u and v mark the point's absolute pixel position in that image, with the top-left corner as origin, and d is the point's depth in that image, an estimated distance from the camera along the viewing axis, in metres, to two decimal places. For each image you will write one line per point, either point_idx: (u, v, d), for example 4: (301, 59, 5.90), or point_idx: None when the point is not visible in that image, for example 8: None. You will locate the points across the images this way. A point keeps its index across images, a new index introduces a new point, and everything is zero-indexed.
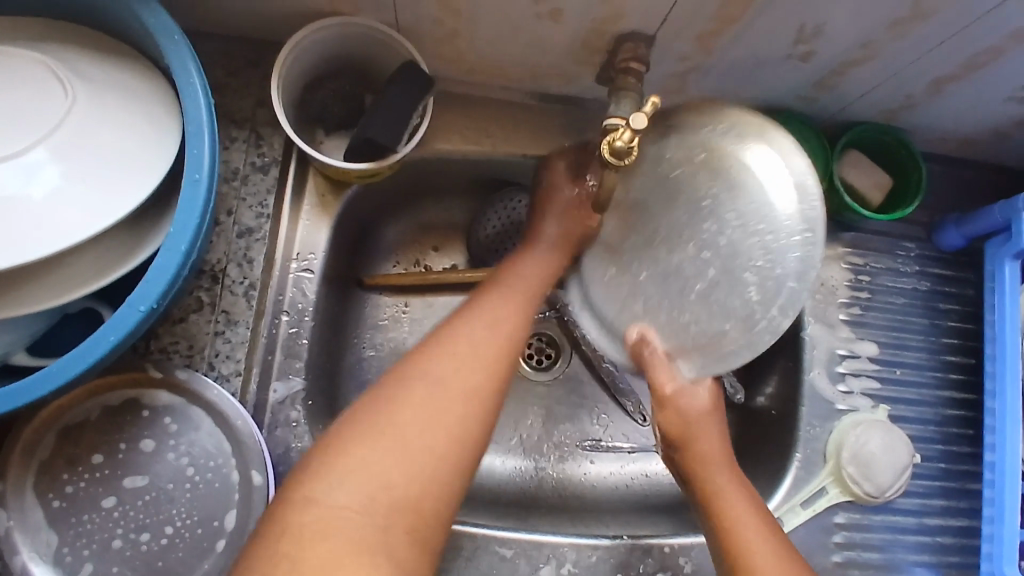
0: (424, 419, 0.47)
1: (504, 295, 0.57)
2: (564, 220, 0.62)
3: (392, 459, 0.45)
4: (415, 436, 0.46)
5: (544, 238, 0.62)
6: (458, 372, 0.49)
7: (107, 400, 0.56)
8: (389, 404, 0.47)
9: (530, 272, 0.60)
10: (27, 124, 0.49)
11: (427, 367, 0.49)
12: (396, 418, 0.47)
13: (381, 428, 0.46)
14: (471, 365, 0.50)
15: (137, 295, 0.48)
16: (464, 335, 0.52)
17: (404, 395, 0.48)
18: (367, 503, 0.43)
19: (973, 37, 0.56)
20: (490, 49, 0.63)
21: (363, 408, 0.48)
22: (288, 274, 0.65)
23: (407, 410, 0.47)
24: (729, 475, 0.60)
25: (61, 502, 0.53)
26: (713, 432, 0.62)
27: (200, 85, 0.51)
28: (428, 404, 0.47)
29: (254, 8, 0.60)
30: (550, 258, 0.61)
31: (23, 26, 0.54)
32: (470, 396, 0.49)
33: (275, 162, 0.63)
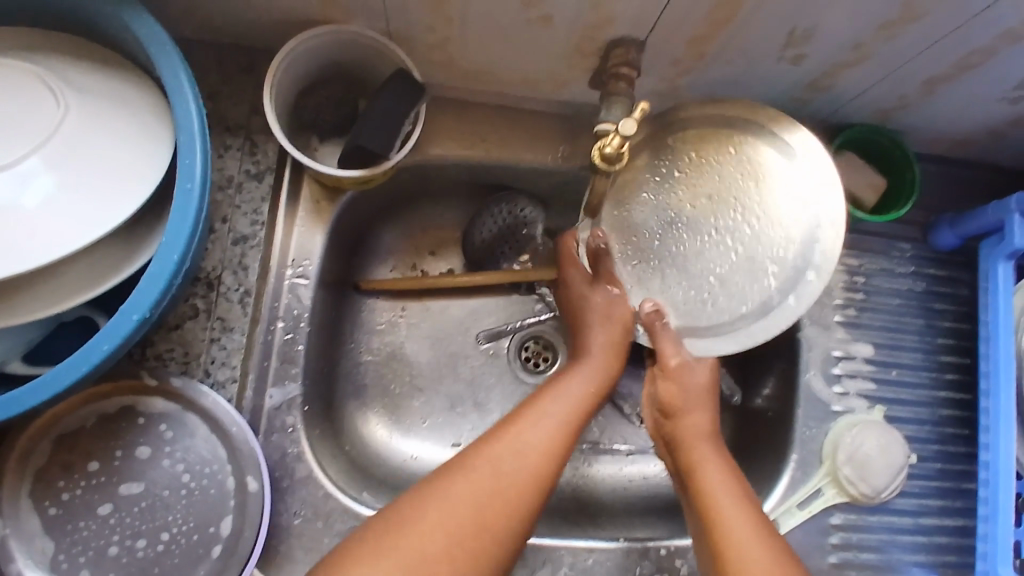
0: (443, 529, 0.50)
1: (556, 405, 0.59)
2: (607, 329, 0.64)
3: (427, 547, 0.49)
4: (445, 524, 0.50)
5: (590, 347, 0.63)
6: (489, 490, 0.52)
7: (103, 407, 0.56)
8: (429, 498, 0.51)
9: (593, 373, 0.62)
10: (20, 135, 0.49)
11: (459, 479, 0.52)
12: (442, 507, 0.51)
13: (413, 525, 0.50)
14: (507, 483, 0.53)
15: (131, 304, 0.48)
16: (503, 450, 0.54)
17: (444, 492, 0.51)
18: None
19: (963, 38, 0.56)
20: (482, 55, 0.63)
21: (399, 509, 0.51)
22: (284, 280, 0.65)
23: (443, 499, 0.51)
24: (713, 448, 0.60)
25: (57, 509, 0.54)
26: (705, 409, 0.63)
27: (192, 94, 0.51)
28: (452, 516, 0.50)
29: (247, 16, 0.61)
30: (602, 369, 0.62)
31: (16, 37, 0.54)
32: (501, 512, 0.52)
33: (270, 169, 0.63)
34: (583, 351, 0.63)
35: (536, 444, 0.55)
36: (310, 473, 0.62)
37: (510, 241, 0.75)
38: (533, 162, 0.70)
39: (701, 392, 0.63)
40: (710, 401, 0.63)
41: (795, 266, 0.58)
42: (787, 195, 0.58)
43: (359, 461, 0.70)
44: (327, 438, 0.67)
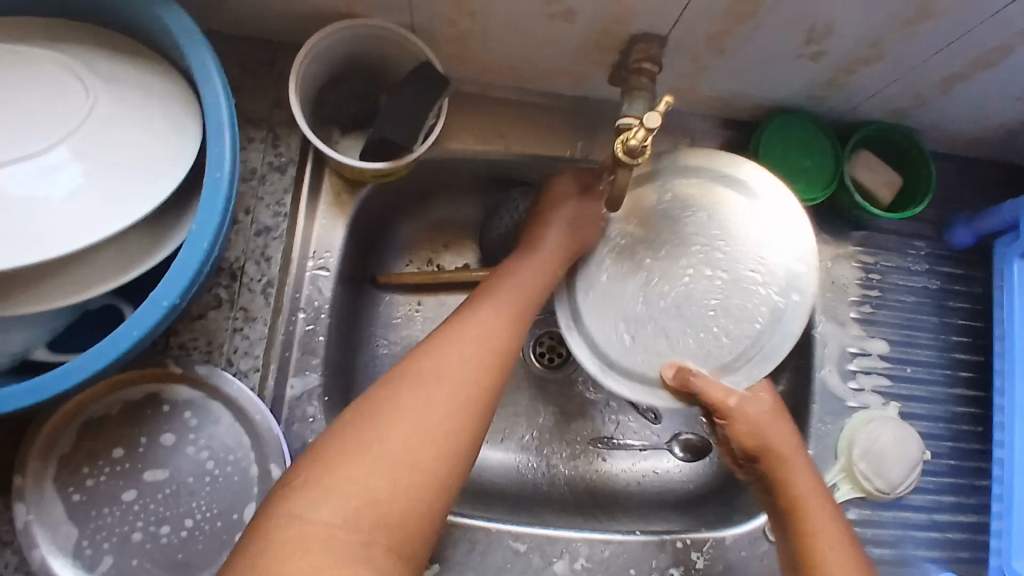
0: (408, 437, 0.46)
1: (497, 307, 0.55)
2: (569, 228, 0.60)
3: (392, 456, 0.45)
4: (409, 433, 0.46)
5: (546, 245, 0.59)
6: (444, 392, 0.48)
7: (128, 395, 0.56)
8: (391, 402, 0.47)
9: (517, 291, 0.57)
10: (51, 124, 0.50)
11: (415, 385, 0.48)
12: (402, 412, 0.47)
13: (374, 433, 0.46)
14: (456, 383, 0.49)
15: (161, 291, 0.49)
16: (450, 350, 0.51)
17: (407, 398, 0.48)
18: (374, 491, 0.44)
19: (982, 36, 0.57)
20: (504, 50, 0.63)
21: (361, 413, 0.47)
22: (305, 272, 0.66)
23: (405, 408, 0.47)
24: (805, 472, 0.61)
25: (82, 495, 0.54)
26: (784, 432, 0.62)
27: (221, 85, 0.52)
28: (413, 424, 0.46)
29: (271, 10, 0.61)
30: (552, 266, 0.59)
31: (44, 27, 0.55)
32: (454, 416, 0.48)
33: (292, 162, 0.64)
34: (527, 265, 0.59)
35: (470, 350, 0.51)
36: None
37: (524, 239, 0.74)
38: (550, 157, 0.71)
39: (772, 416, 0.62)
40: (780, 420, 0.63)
41: (767, 266, 0.56)
42: (752, 222, 0.57)
43: None
44: None
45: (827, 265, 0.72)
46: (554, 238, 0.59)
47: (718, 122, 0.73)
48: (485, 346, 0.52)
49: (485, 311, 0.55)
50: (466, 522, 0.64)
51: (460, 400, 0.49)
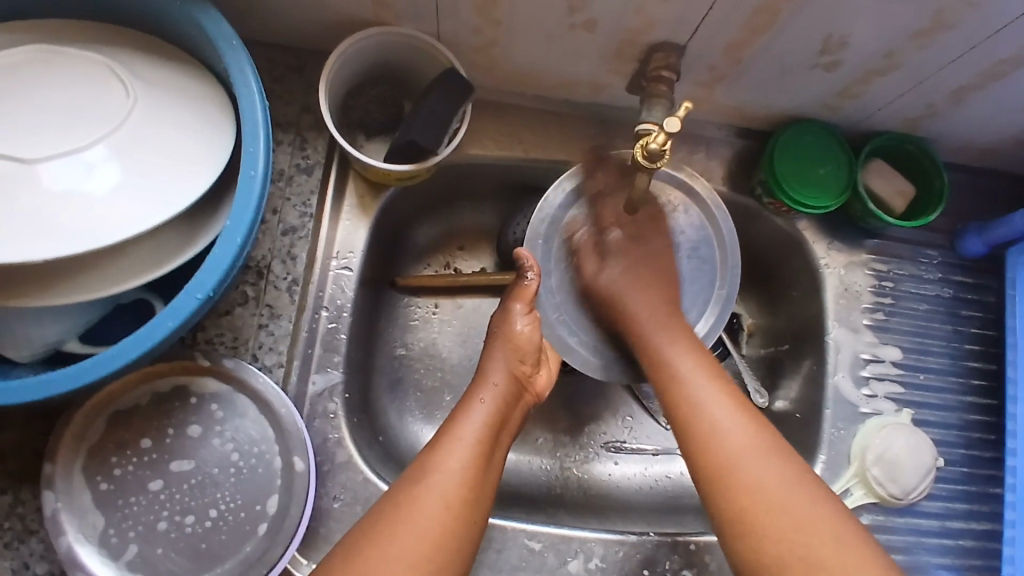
0: (406, 562, 0.48)
1: (467, 430, 0.57)
2: (507, 355, 0.63)
3: None
4: (409, 558, 0.49)
5: (506, 352, 0.63)
6: (430, 516, 0.51)
7: (158, 387, 0.58)
8: (392, 529, 0.50)
9: (499, 397, 0.60)
10: (92, 122, 0.52)
11: (410, 512, 0.51)
12: (400, 536, 0.49)
13: (375, 564, 0.48)
14: (444, 511, 0.51)
15: (195, 283, 0.50)
16: (436, 476, 0.53)
17: (408, 523, 0.50)
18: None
19: (993, 48, 0.58)
20: (526, 58, 0.65)
21: (358, 547, 0.49)
22: (329, 272, 0.67)
23: (407, 533, 0.50)
24: (686, 353, 0.59)
25: (109, 484, 0.56)
26: (645, 290, 0.64)
27: (256, 88, 0.54)
28: (410, 548, 0.49)
29: (302, 18, 0.63)
30: (500, 390, 0.60)
31: (85, 31, 0.57)
32: (445, 538, 0.51)
33: (319, 164, 0.65)
34: (482, 387, 0.61)
35: (466, 463, 0.54)
36: (350, 459, 0.63)
37: None
38: (569, 162, 0.72)
39: (622, 273, 0.65)
40: (639, 275, 0.65)
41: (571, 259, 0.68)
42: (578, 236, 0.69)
43: (395, 451, 0.71)
44: (365, 427, 0.69)
45: (841, 272, 0.73)
46: (521, 334, 0.63)
47: (733, 131, 0.74)
48: (475, 456, 0.55)
49: (476, 411, 0.58)
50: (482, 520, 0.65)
51: (458, 510, 0.52)
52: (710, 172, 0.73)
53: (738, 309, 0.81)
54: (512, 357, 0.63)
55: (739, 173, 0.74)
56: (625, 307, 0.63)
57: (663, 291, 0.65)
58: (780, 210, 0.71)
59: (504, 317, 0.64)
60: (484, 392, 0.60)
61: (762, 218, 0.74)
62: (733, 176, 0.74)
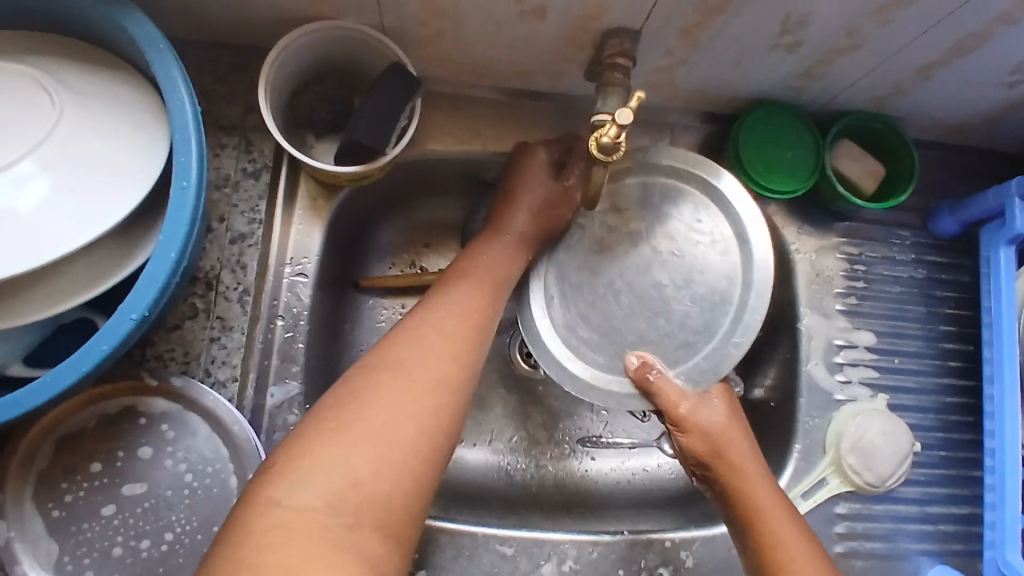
0: (395, 407, 0.47)
1: (467, 285, 0.56)
2: (534, 216, 0.61)
3: (381, 422, 0.46)
4: (401, 393, 0.48)
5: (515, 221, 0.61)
6: (428, 360, 0.50)
7: (104, 408, 0.56)
8: (384, 358, 0.50)
9: (515, 245, 0.60)
10: (17, 137, 0.49)
11: (399, 356, 0.50)
12: (394, 367, 0.49)
13: (365, 399, 0.47)
14: (438, 352, 0.51)
15: (129, 304, 0.48)
16: (432, 322, 0.53)
17: (408, 359, 0.50)
18: (364, 449, 0.45)
19: (959, 23, 0.56)
20: (478, 48, 0.63)
21: (352, 386, 0.48)
22: (283, 279, 0.65)
23: (403, 372, 0.49)
24: (777, 508, 0.57)
25: (61, 511, 0.54)
26: (735, 432, 0.60)
27: (186, 93, 0.51)
28: (399, 392, 0.48)
29: (239, 15, 0.60)
30: (516, 250, 0.60)
31: (8, 39, 0.54)
32: (440, 386, 0.49)
33: (267, 167, 0.63)
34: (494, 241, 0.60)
35: (461, 311, 0.54)
36: None
37: None
38: None
39: (722, 419, 0.60)
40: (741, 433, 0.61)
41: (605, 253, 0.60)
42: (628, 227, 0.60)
43: None
44: None
45: (812, 257, 0.71)
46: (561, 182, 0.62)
47: (698, 115, 0.72)
48: (476, 302, 0.55)
49: (479, 262, 0.58)
50: (451, 527, 0.64)
51: (450, 348, 0.51)
52: None
53: None
54: (537, 204, 0.61)
55: None
56: (718, 447, 0.60)
57: (745, 440, 0.61)
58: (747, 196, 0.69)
59: (527, 171, 0.63)
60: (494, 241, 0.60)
61: None
62: None
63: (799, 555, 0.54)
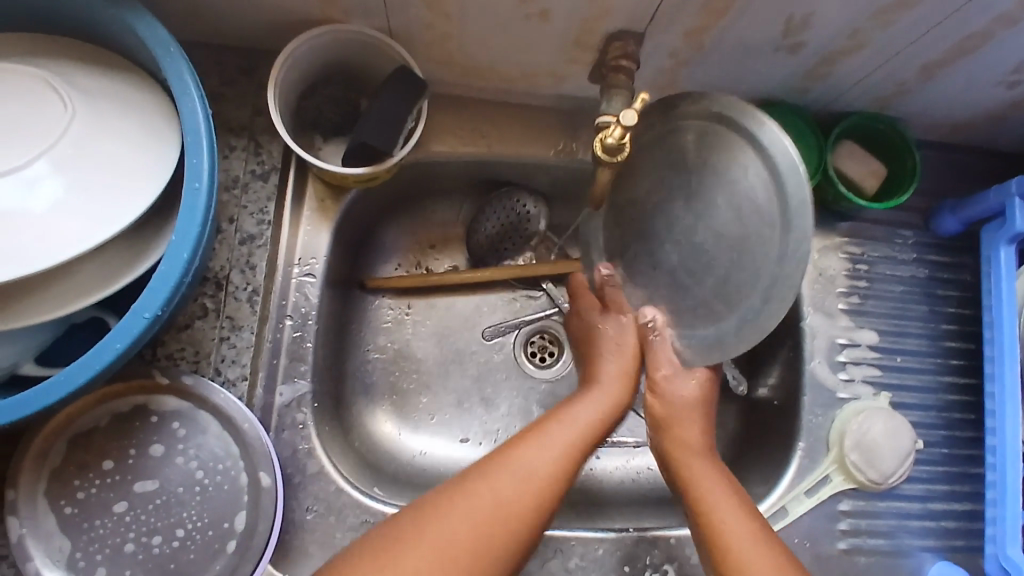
0: (481, 519, 0.49)
1: (572, 409, 0.58)
2: (610, 319, 0.63)
3: (467, 534, 0.48)
4: (500, 508, 0.50)
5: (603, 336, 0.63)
6: (529, 475, 0.52)
7: (116, 406, 0.57)
8: (493, 471, 0.52)
9: (607, 396, 0.60)
10: (30, 139, 0.50)
11: (509, 470, 0.52)
12: (493, 484, 0.51)
13: (456, 509, 0.49)
14: (545, 472, 0.52)
15: (142, 303, 0.49)
16: (543, 438, 0.55)
17: (506, 472, 0.52)
18: (440, 569, 0.47)
19: (959, 23, 0.57)
20: (484, 51, 0.63)
21: (447, 492, 0.50)
22: (291, 279, 0.66)
23: (501, 485, 0.51)
24: (720, 483, 0.58)
25: (73, 507, 0.55)
26: (693, 410, 0.62)
27: (198, 96, 0.52)
28: (492, 506, 0.50)
29: (249, 18, 0.61)
30: (615, 389, 0.60)
31: (22, 43, 0.55)
32: (531, 501, 0.51)
33: (275, 169, 0.64)
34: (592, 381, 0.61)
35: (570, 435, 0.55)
36: (322, 469, 0.62)
37: (514, 237, 0.76)
38: (534, 156, 0.71)
39: (690, 390, 0.62)
40: (703, 411, 0.63)
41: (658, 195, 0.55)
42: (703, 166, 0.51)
43: (369, 457, 0.70)
44: (337, 434, 0.67)
45: (814, 256, 0.72)
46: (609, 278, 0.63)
47: None
48: (583, 426, 0.56)
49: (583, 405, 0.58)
50: None
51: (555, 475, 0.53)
52: None
53: None
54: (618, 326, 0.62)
55: None
56: (674, 421, 0.61)
57: (706, 416, 0.63)
58: None
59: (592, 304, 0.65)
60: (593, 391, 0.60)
61: None
62: None
63: (737, 525, 0.54)
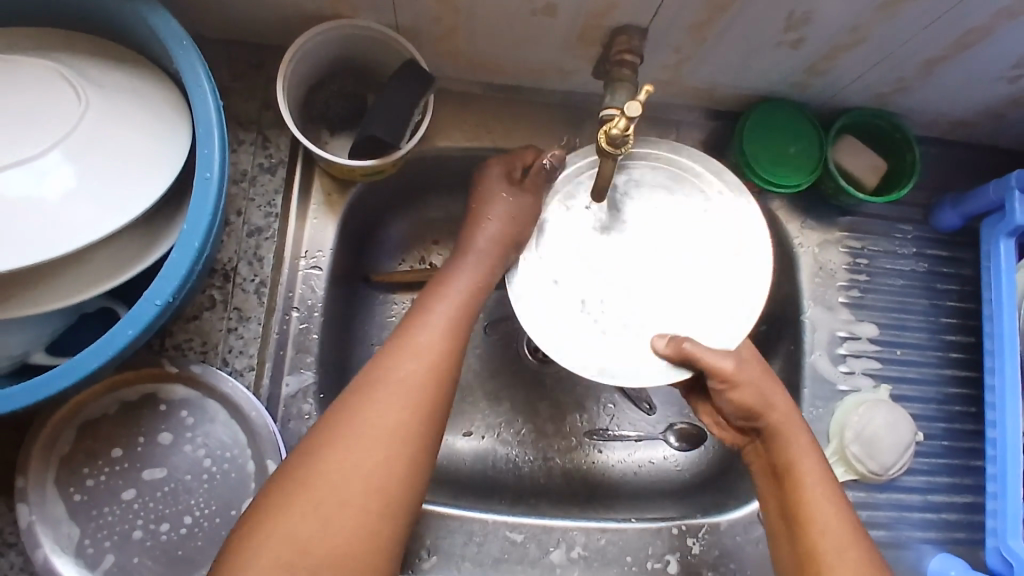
0: (376, 439, 0.49)
1: (439, 309, 0.57)
2: (503, 222, 0.59)
3: (366, 458, 0.49)
4: (389, 423, 0.50)
5: (483, 235, 0.59)
6: (404, 382, 0.52)
7: (125, 395, 0.57)
8: (369, 398, 0.51)
9: (477, 281, 0.58)
10: (43, 130, 0.51)
11: (380, 385, 0.52)
12: (371, 408, 0.50)
13: (353, 434, 0.49)
14: (418, 379, 0.52)
15: (154, 290, 0.50)
16: (417, 334, 0.54)
17: (385, 388, 0.52)
18: (360, 493, 0.48)
19: (957, 19, 0.57)
20: (489, 46, 0.64)
21: (336, 419, 0.51)
22: (298, 271, 0.67)
23: (379, 405, 0.51)
24: (818, 472, 0.56)
25: (82, 495, 0.55)
26: (778, 391, 0.59)
27: (209, 88, 0.53)
28: (379, 425, 0.50)
29: (258, 13, 0.62)
30: (481, 265, 0.59)
31: (35, 36, 0.56)
32: (414, 408, 0.51)
33: (282, 163, 0.65)
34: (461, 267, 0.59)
35: (439, 329, 0.55)
36: None
37: None
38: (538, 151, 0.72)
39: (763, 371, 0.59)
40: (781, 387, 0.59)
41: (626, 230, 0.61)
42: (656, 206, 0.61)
43: None
44: None
45: (814, 251, 0.72)
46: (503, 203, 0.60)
47: (705, 112, 0.73)
48: (452, 322, 0.56)
49: (456, 286, 0.58)
50: (461, 514, 0.65)
51: (432, 376, 0.53)
52: None
53: None
54: (504, 223, 0.59)
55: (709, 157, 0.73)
56: (761, 404, 0.58)
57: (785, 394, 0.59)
58: (752, 190, 0.71)
59: (488, 190, 0.61)
60: (466, 263, 0.59)
61: None
62: None
63: (831, 524, 0.54)
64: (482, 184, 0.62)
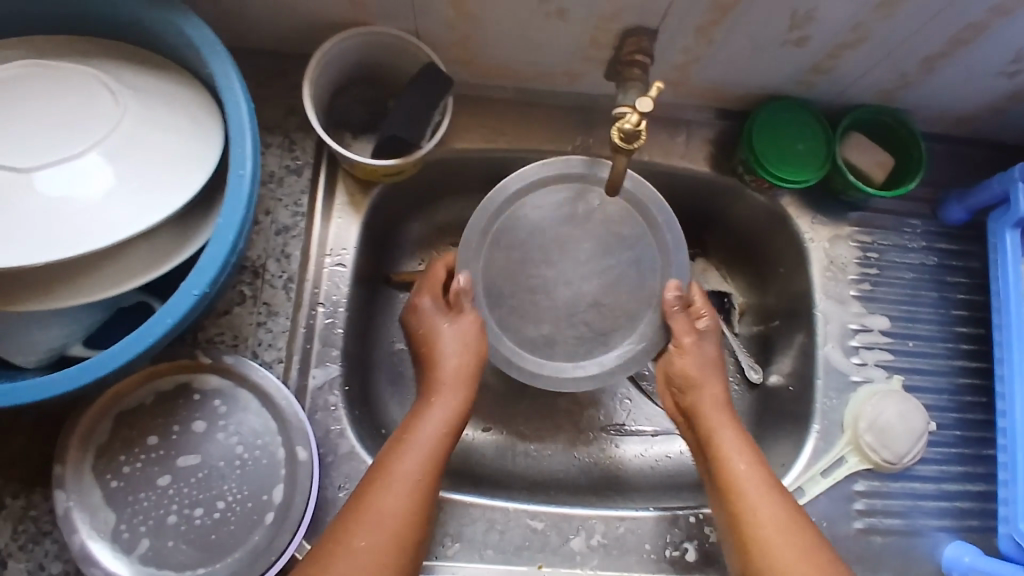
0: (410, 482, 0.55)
1: (430, 411, 0.60)
2: (458, 352, 0.63)
3: (402, 500, 0.55)
4: (413, 479, 0.56)
5: (443, 367, 0.62)
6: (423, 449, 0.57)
7: (160, 385, 0.60)
8: (375, 495, 0.54)
9: (450, 408, 0.61)
10: (85, 131, 0.54)
11: (410, 443, 0.58)
12: (406, 459, 0.56)
13: (392, 478, 0.55)
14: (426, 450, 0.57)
15: (191, 281, 0.52)
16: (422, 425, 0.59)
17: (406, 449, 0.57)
18: (395, 530, 0.53)
19: (956, 15, 0.59)
20: (504, 50, 0.67)
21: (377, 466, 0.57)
22: (324, 269, 0.69)
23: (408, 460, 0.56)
24: (750, 460, 0.59)
25: (118, 481, 0.57)
26: (713, 376, 0.65)
27: (241, 90, 0.55)
28: (410, 473, 0.56)
29: (284, 22, 0.65)
30: (450, 399, 0.61)
31: (75, 45, 0.59)
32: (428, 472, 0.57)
33: (308, 164, 0.67)
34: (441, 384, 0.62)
35: (430, 436, 0.58)
36: (352, 449, 0.65)
37: None
38: (552, 152, 0.74)
39: (709, 354, 0.65)
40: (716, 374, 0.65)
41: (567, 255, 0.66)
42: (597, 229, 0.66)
43: None
44: (367, 419, 0.70)
45: (825, 246, 0.74)
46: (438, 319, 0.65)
47: (714, 112, 0.75)
48: (441, 438, 0.59)
49: (428, 421, 0.59)
50: (483, 502, 0.66)
51: (426, 473, 0.56)
52: (692, 154, 0.75)
53: (728, 288, 0.84)
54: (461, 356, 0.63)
55: (719, 155, 0.75)
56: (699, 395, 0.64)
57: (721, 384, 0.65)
58: (762, 187, 0.73)
59: (434, 320, 0.65)
60: (438, 397, 0.61)
61: (745, 198, 0.75)
62: (715, 157, 0.75)
63: (768, 506, 0.56)
64: (419, 319, 0.66)
